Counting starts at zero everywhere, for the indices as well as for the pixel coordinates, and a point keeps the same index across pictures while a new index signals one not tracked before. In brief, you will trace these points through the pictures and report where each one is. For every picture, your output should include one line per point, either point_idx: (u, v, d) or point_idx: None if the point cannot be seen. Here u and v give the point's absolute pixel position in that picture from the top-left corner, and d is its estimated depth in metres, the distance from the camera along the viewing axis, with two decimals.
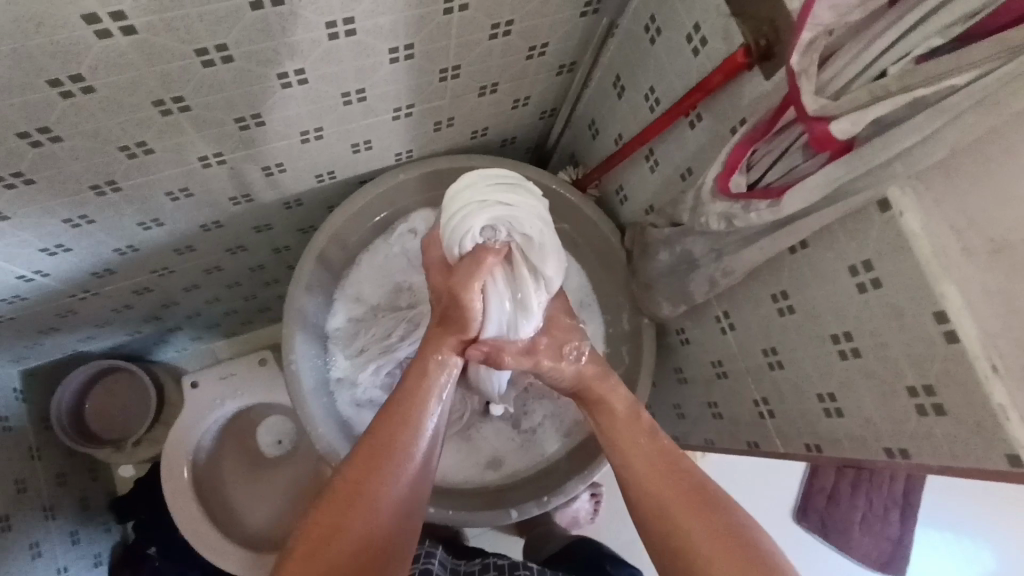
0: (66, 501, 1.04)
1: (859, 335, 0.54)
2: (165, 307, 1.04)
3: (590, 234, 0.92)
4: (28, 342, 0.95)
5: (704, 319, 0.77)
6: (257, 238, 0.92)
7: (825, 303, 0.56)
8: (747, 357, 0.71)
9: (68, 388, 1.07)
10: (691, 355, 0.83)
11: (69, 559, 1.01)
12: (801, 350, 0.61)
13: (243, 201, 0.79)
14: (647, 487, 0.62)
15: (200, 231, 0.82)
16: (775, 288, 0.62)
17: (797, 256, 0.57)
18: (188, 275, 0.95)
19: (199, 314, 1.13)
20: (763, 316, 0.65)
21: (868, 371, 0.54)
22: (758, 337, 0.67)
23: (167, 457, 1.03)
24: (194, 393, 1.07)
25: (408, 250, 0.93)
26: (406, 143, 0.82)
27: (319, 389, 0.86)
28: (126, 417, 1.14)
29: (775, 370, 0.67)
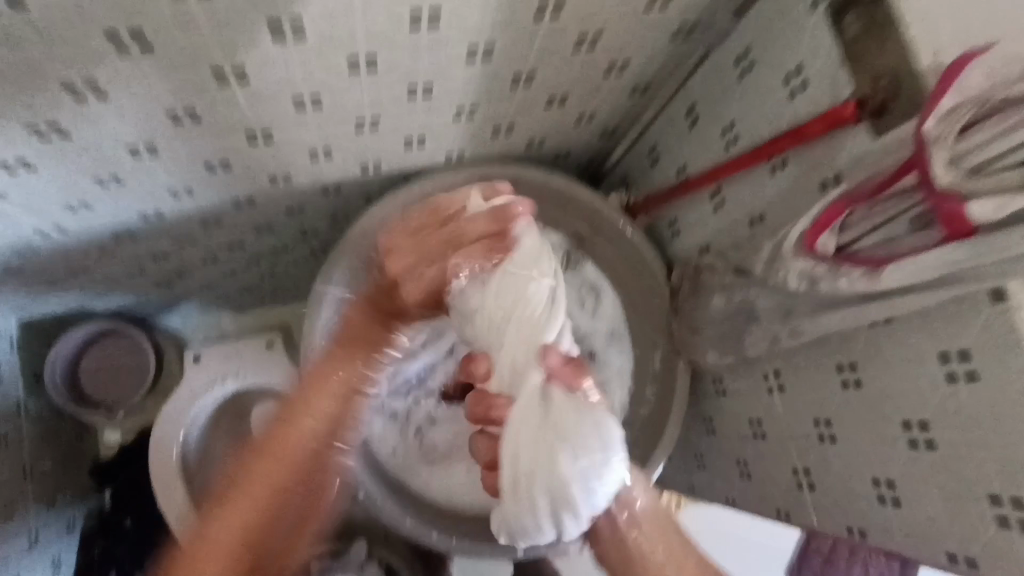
0: (47, 463, 0.99)
1: (937, 426, 0.50)
2: (179, 275, 1.00)
3: (635, 264, 0.88)
4: (35, 294, 0.90)
5: (751, 375, 0.73)
6: (288, 220, 0.87)
7: (902, 385, 0.52)
8: (793, 422, 0.67)
9: (65, 344, 1.02)
10: (728, 408, 0.79)
11: (42, 524, 0.96)
12: (862, 429, 0.57)
13: (282, 181, 0.75)
14: None
15: (232, 206, 0.78)
16: (843, 358, 0.58)
17: (877, 330, 0.53)
18: (209, 247, 0.91)
19: (212, 286, 1.09)
20: (822, 384, 0.61)
21: (942, 467, 0.50)
22: (813, 404, 0.63)
23: (161, 437, 0.99)
24: (195, 367, 1.03)
25: None
26: (459, 144, 0.78)
27: None
28: (118, 383, 1.08)
29: (825, 443, 0.62)
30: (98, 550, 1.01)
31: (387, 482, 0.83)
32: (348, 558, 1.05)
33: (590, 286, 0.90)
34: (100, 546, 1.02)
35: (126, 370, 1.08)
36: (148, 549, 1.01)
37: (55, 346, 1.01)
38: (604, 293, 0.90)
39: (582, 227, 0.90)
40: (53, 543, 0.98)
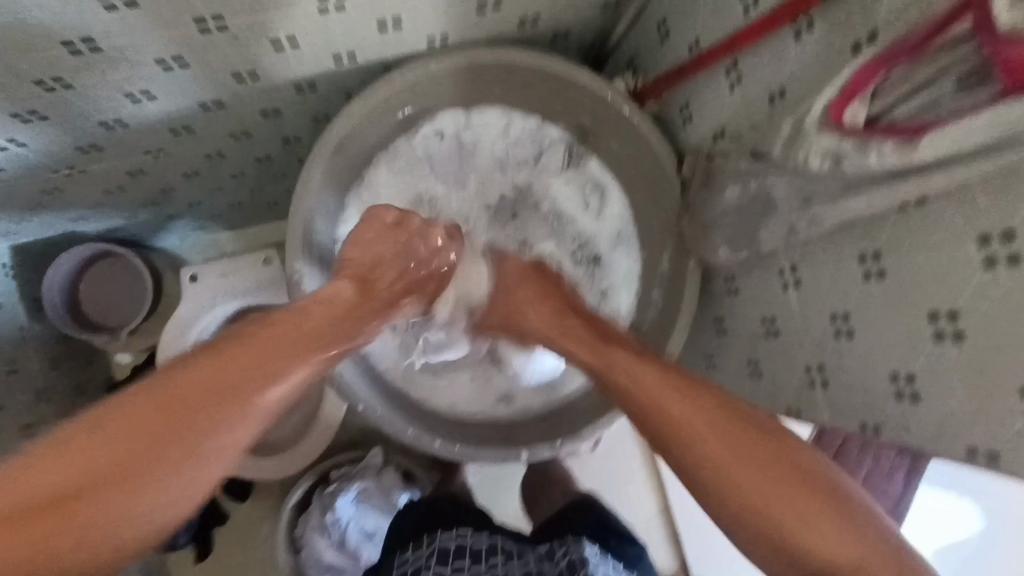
0: (60, 385, 1.00)
1: (968, 315, 0.45)
2: (164, 192, 0.96)
3: (644, 156, 0.82)
4: (17, 218, 0.88)
5: (765, 270, 0.68)
6: (265, 125, 0.81)
7: (932, 272, 0.48)
8: (808, 319, 0.63)
9: (61, 269, 1.00)
10: (738, 308, 0.75)
11: None
12: (883, 323, 0.53)
13: (248, 79, 0.68)
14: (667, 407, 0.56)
15: (199, 111, 0.72)
16: (867, 247, 0.53)
17: (907, 213, 0.48)
18: (186, 160, 0.85)
19: (200, 203, 1.05)
20: (842, 277, 0.56)
21: (968, 359, 0.46)
22: (830, 297, 0.59)
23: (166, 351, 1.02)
24: (192, 288, 1.05)
25: (431, 153, 0.88)
26: (441, 25, 0.70)
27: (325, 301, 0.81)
28: (119, 306, 1.07)
29: (840, 339, 0.58)
30: None
31: (383, 390, 0.84)
32: (366, 462, 1.08)
33: (595, 184, 0.89)
34: None
35: (125, 292, 1.07)
36: None
37: (50, 271, 0.99)
38: (610, 191, 0.89)
39: (583, 117, 0.86)
40: None
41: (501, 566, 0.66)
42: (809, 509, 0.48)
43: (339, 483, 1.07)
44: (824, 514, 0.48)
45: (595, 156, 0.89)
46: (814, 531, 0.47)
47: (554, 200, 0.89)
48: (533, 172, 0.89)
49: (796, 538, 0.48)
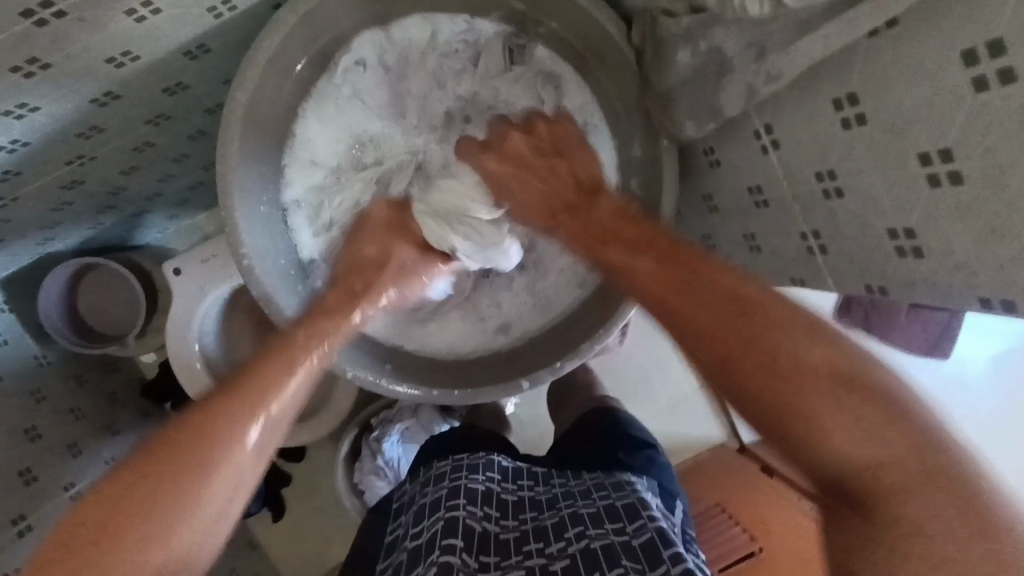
0: (91, 398, 1.07)
1: (924, 233, 0.45)
2: (115, 195, 0.94)
3: (588, 61, 0.76)
4: None
5: (730, 184, 0.68)
6: (179, 103, 0.76)
7: (885, 194, 0.47)
8: (782, 235, 0.63)
9: (52, 290, 1.02)
10: (720, 223, 0.74)
11: (115, 450, 1.07)
12: (850, 239, 0.53)
13: (126, 61, 0.62)
14: (717, 315, 0.50)
15: (95, 108, 0.67)
16: (821, 168, 0.52)
17: (851, 132, 0.46)
18: (117, 158, 0.82)
19: (159, 192, 1.03)
20: (804, 195, 0.56)
21: (930, 276, 0.46)
22: (797, 216, 0.59)
23: (176, 339, 1.04)
24: (179, 281, 1.02)
25: (360, 90, 0.77)
26: None
27: (287, 276, 0.74)
28: (118, 312, 1.10)
29: (814, 255, 0.59)
30: None
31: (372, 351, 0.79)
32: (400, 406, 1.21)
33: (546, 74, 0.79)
34: None
35: (121, 298, 1.10)
36: None
37: (42, 296, 1.01)
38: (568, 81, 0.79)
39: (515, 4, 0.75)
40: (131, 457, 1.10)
41: (494, 481, 0.72)
42: (846, 407, 0.42)
43: (381, 429, 1.21)
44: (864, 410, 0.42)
45: (539, 43, 0.77)
46: (849, 429, 0.42)
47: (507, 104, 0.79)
48: (476, 78, 0.79)
49: (837, 454, 0.42)
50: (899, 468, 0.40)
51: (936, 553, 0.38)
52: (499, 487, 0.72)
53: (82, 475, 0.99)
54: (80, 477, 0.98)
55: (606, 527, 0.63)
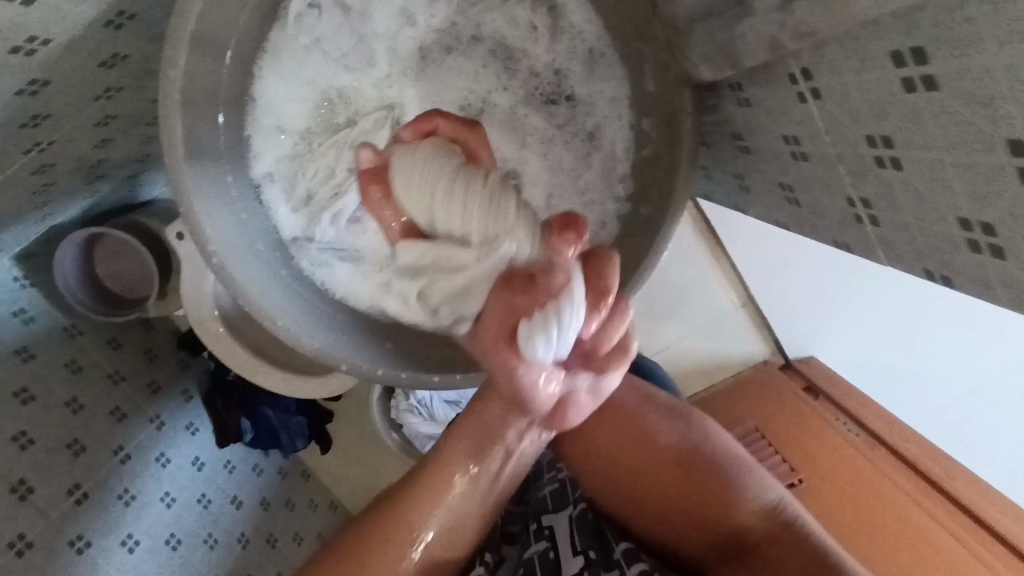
0: (129, 359, 1.10)
1: (1007, 232, 0.34)
2: (100, 165, 0.89)
3: None
4: None
5: (762, 127, 0.55)
6: (123, 72, 0.68)
7: (959, 178, 0.35)
8: (826, 195, 0.51)
9: (65, 266, 1.02)
10: (754, 166, 0.62)
11: (159, 407, 1.10)
12: (909, 217, 0.42)
13: (38, 46, 0.53)
14: (614, 459, 0.70)
15: (26, 98, 0.60)
16: (874, 132, 0.40)
17: (916, 94, 0.35)
18: (80, 136, 0.76)
19: (148, 154, 0.98)
20: (850, 155, 0.44)
21: (1010, 283, 0.35)
22: (843, 177, 0.47)
23: (190, 309, 1.02)
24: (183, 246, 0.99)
25: (319, 37, 0.66)
26: None
27: (269, 263, 0.67)
28: (136, 279, 1.10)
29: (863, 224, 0.48)
30: (220, 403, 1.15)
31: (371, 333, 0.71)
32: None
33: None
34: (221, 400, 1.16)
35: (134, 265, 1.09)
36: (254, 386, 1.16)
37: (58, 272, 1.01)
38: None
39: None
40: (178, 413, 1.13)
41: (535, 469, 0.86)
42: (689, 479, 0.66)
43: None
44: (711, 486, 0.65)
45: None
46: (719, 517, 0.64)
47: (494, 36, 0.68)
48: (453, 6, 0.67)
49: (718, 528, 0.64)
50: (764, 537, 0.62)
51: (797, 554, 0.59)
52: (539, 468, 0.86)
53: (131, 439, 1.01)
54: (128, 440, 1.00)
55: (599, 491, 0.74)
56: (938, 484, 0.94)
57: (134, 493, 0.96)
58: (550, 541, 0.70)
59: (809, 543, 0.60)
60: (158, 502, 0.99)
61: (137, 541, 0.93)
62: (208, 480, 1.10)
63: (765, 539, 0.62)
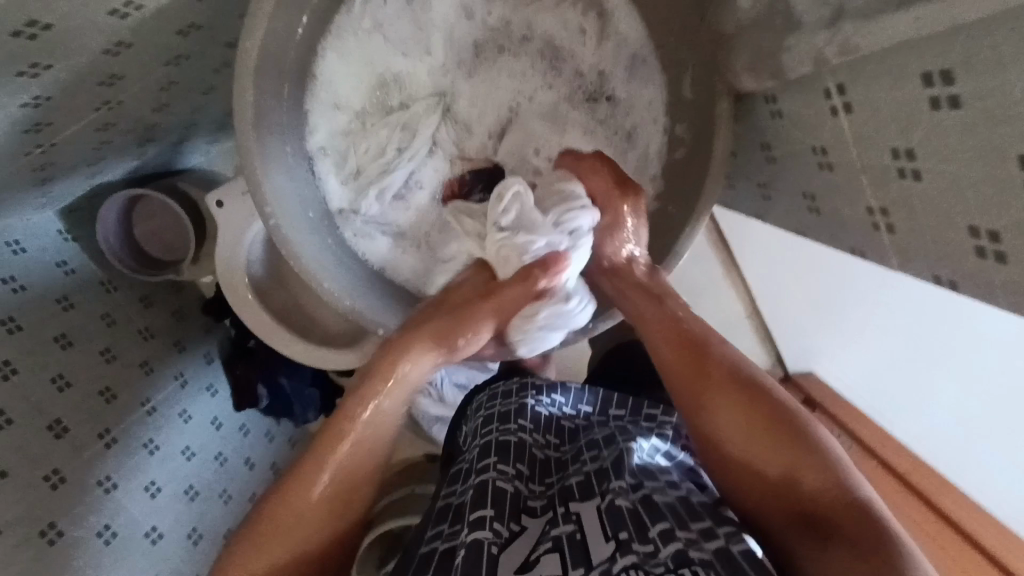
0: (158, 319, 1.14)
1: (1012, 240, 0.38)
2: (152, 128, 0.94)
3: None
4: (32, 192, 0.91)
5: (791, 138, 0.60)
6: (194, 42, 0.72)
7: (973, 190, 0.39)
8: (847, 204, 0.55)
9: (108, 222, 1.06)
10: (779, 176, 0.66)
11: (183, 367, 1.14)
12: (924, 226, 0.46)
13: (131, 11, 0.58)
14: (681, 367, 0.59)
15: (109, 58, 0.64)
16: (899, 146, 0.44)
17: (940, 112, 0.39)
18: (143, 99, 0.80)
19: (195, 122, 1.02)
20: (874, 166, 0.49)
21: (1012, 286, 0.39)
22: (865, 188, 0.51)
23: (223, 274, 1.06)
24: (222, 213, 1.03)
25: (382, 23, 0.70)
26: None
27: (317, 229, 0.71)
28: (171, 242, 1.14)
29: (880, 232, 0.52)
30: (240, 369, 1.19)
31: (405, 304, 0.76)
32: None
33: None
34: (241, 366, 1.20)
35: (172, 228, 1.14)
36: (275, 355, 1.20)
37: (100, 227, 1.05)
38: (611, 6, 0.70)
39: None
40: (200, 373, 1.17)
41: (558, 409, 0.71)
42: (753, 405, 0.53)
43: None
44: (777, 423, 0.52)
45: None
46: (774, 451, 0.51)
47: (544, 35, 0.72)
48: (509, 4, 0.71)
49: (756, 471, 0.51)
50: (811, 494, 0.48)
51: (842, 528, 0.45)
52: (562, 415, 0.71)
53: (157, 394, 1.05)
54: (153, 394, 1.04)
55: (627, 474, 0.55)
56: (927, 499, 0.98)
57: (157, 444, 1.00)
58: (577, 525, 0.52)
59: (855, 495, 0.47)
60: (178, 455, 1.03)
61: (159, 488, 0.97)
62: (224, 440, 1.15)
63: (799, 483, 0.49)
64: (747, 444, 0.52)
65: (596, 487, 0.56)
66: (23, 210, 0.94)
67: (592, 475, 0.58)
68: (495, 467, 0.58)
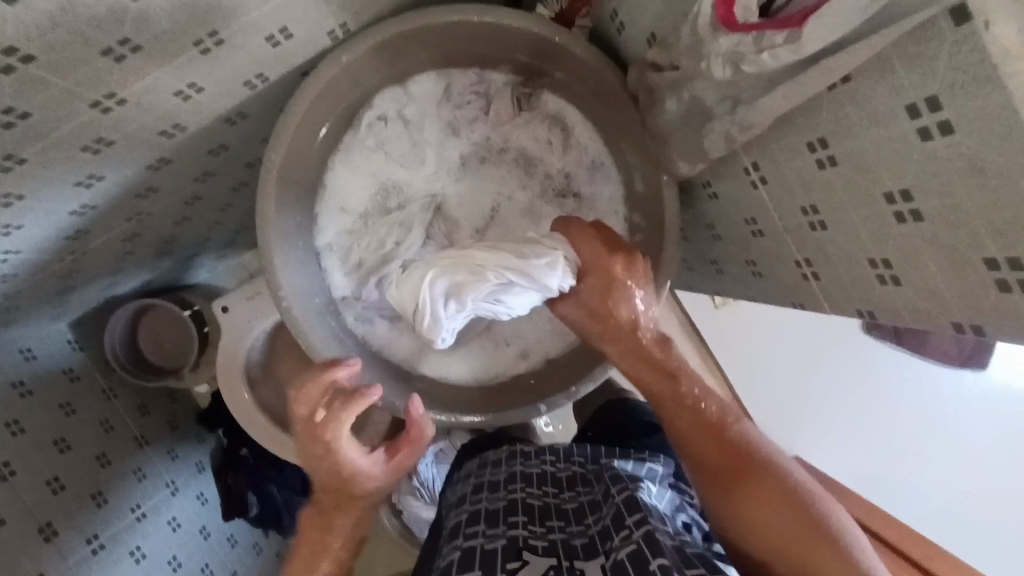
0: (153, 425, 1.16)
1: (900, 264, 0.47)
2: (169, 242, 1.04)
3: (588, 101, 0.82)
4: (54, 301, 0.98)
5: (729, 216, 0.71)
6: (219, 160, 0.85)
7: (863, 228, 0.50)
8: (780, 263, 0.65)
9: (115, 333, 1.13)
10: (726, 250, 0.77)
11: (174, 474, 1.14)
12: (838, 270, 0.56)
13: (176, 131, 0.70)
14: (702, 446, 0.63)
15: (150, 172, 0.76)
16: (805, 203, 0.55)
17: (827, 173, 0.50)
18: (170, 212, 0.91)
19: (208, 238, 1.13)
20: (792, 225, 0.59)
21: (911, 302, 0.48)
22: (791, 246, 0.61)
23: (222, 376, 1.10)
24: (226, 317, 1.10)
25: (384, 142, 0.84)
26: (335, 16, 0.67)
27: (323, 314, 0.80)
28: (173, 349, 1.20)
29: (810, 281, 0.61)
30: (230, 477, 1.19)
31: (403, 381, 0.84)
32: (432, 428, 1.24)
33: (554, 117, 0.85)
34: (231, 474, 1.19)
35: (174, 336, 1.20)
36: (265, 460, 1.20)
37: (107, 337, 1.11)
38: (572, 121, 0.85)
39: (519, 54, 0.80)
40: (189, 481, 1.16)
41: (549, 463, 0.75)
42: (772, 492, 0.58)
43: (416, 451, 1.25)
44: (795, 507, 0.56)
45: (545, 90, 0.85)
46: (796, 536, 0.55)
47: (518, 147, 0.87)
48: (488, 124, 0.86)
49: (779, 557, 0.55)
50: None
51: None
52: (553, 468, 0.74)
53: (145, 499, 1.05)
54: (143, 499, 1.04)
55: (628, 523, 0.57)
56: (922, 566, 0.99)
57: (144, 552, 1.00)
58: None
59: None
60: (164, 566, 1.02)
61: None
62: (210, 550, 1.13)
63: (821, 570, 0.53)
64: (778, 536, 0.56)
65: (601, 546, 0.58)
66: (39, 318, 1.00)
67: (597, 536, 0.60)
68: (484, 533, 0.61)
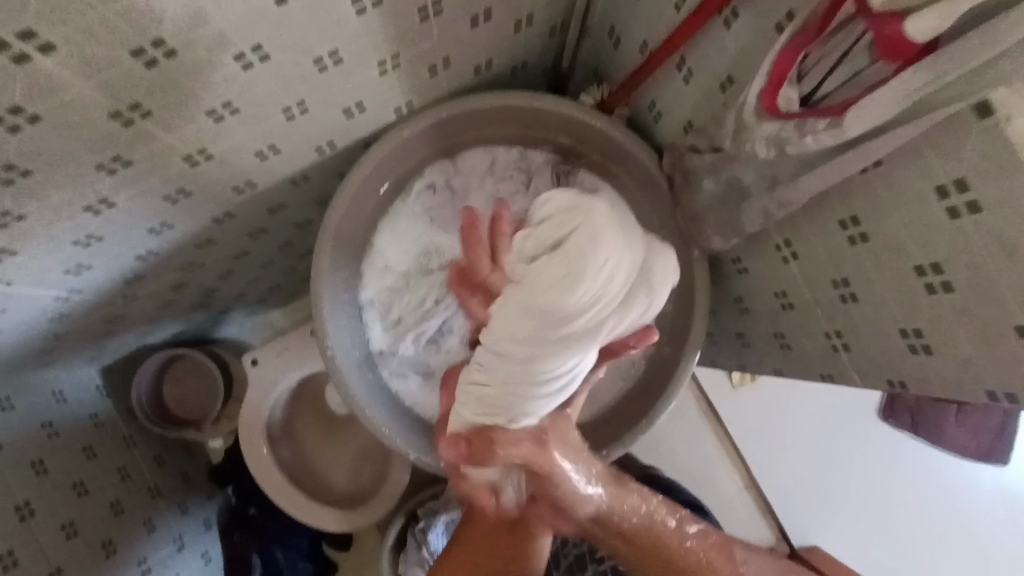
0: (167, 477, 1.14)
1: (931, 333, 0.51)
2: (211, 294, 1.08)
3: (623, 180, 0.89)
4: (94, 344, 1.00)
5: (758, 290, 0.75)
6: (274, 218, 0.90)
7: (895, 299, 0.53)
8: (809, 335, 0.68)
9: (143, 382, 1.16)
10: (753, 323, 0.80)
11: (182, 529, 1.11)
12: (867, 340, 0.59)
13: (246, 188, 0.76)
14: None
15: (213, 224, 0.81)
16: (836, 277, 0.59)
17: (858, 249, 0.55)
18: (219, 265, 0.96)
19: (245, 294, 1.18)
20: (822, 298, 0.63)
21: (943, 370, 0.51)
22: (820, 318, 0.65)
23: (246, 427, 1.11)
24: (256, 370, 1.12)
25: (428, 209, 0.89)
26: (405, 95, 0.75)
27: (360, 366, 0.83)
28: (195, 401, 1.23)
29: (839, 352, 0.64)
30: (237, 536, 1.15)
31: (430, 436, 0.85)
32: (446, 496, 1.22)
33: None
34: (238, 533, 1.16)
35: (198, 388, 1.23)
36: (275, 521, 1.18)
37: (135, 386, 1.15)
38: None
39: (562, 135, 0.88)
40: (195, 540, 1.13)
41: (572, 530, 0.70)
42: None
43: None
44: None
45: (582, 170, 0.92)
46: None
47: None
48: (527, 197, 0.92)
49: None
50: None
51: None
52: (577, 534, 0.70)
53: (151, 554, 1.02)
54: (150, 554, 1.01)
55: None
56: None
57: None
58: None
59: None
60: None
61: None
62: None
63: None
64: None
65: None
66: (76, 361, 1.02)
67: None
68: None
